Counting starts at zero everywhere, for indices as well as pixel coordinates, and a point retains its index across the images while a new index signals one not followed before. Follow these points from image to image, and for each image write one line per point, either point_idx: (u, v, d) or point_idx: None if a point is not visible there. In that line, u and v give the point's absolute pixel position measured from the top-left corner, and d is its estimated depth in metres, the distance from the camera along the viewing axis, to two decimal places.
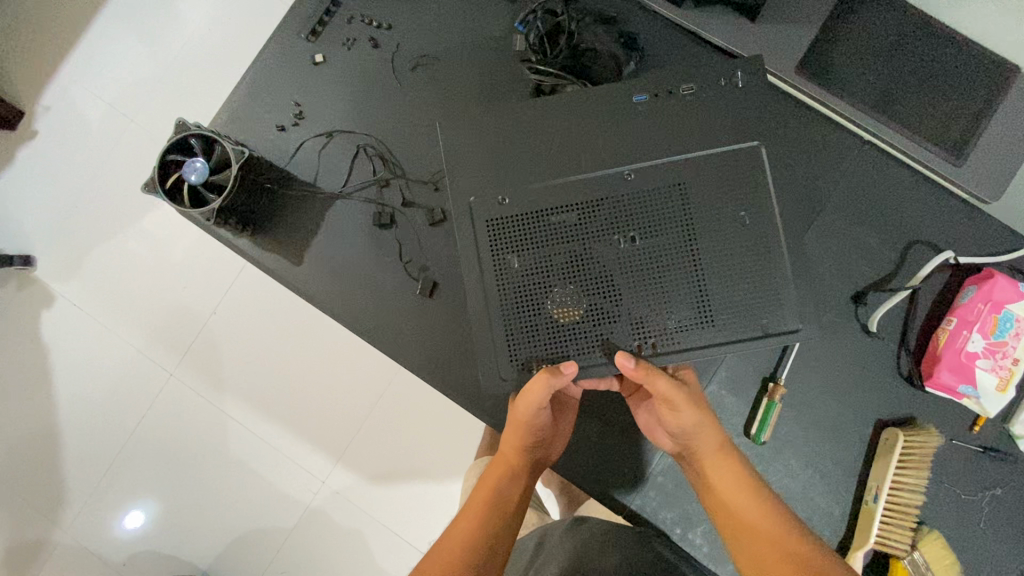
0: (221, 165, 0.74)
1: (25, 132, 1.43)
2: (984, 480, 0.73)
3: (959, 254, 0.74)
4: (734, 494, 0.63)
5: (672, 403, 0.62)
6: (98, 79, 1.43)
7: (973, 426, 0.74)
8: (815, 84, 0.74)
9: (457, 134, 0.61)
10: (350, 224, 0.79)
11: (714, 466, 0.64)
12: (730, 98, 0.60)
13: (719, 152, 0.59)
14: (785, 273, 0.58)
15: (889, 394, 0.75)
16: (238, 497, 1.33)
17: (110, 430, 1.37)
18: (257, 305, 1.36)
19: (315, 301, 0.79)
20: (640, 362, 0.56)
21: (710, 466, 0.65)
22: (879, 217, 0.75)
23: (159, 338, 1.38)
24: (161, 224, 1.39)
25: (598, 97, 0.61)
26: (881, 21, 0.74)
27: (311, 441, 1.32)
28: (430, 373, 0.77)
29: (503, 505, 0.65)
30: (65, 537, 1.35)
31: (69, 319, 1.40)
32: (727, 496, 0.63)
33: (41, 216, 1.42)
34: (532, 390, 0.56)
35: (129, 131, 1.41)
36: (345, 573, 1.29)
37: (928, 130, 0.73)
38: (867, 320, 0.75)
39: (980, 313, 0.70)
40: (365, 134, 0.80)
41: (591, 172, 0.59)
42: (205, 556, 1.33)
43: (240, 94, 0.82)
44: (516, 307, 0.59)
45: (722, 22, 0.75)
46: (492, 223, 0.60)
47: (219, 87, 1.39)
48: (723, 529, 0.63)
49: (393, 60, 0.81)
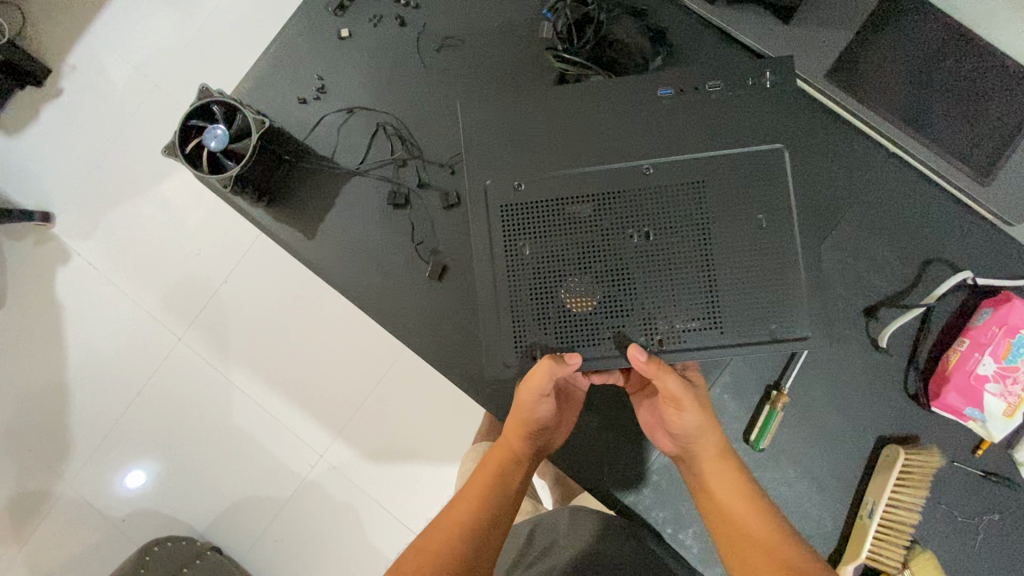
0: (241, 134, 0.74)
1: (50, 90, 1.45)
2: (982, 504, 0.73)
3: (977, 275, 0.73)
4: (733, 500, 0.63)
5: (678, 403, 0.62)
6: (125, 41, 1.44)
7: (976, 450, 0.73)
8: (844, 91, 0.73)
9: (478, 116, 0.61)
10: (365, 202, 0.79)
11: (715, 471, 0.64)
12: (756, 99, 0.59)
13: (741, 152, 0.58)
14: (799, 279, 0.57)
15: (893, 411, 0.74)
16: (237, 464, 1.35)
17: (117, 389, 1.40)
18: (268, 276, 1.37)
19: (325, 275, 0.80)
20: (651, 357, 0.56)
21: (711, 470, 0.65)
22: (897, 231, 0.74)
23: (169, 302, 1.39)
24: (178, 189, 1.41)
25: (622, 89, 0.60)
26: (918, 32, 0.72)
27: (312, 414, 1.34)
28: (434, 355, 0.78)
29: (503, 490, 0.65)
30: (68, 490, 1.38)
31: (83, 278, 1.42)
32: (726, 501, 0.63)
33: (63, 174, 1.44)
34: (535, 377, 0.56)
35: (152, 94, 1.42)
36: (336, 546, 1.31)
37: (958, 146, 0.71)
38: (877, 335, 0.74)
39: (993, 336, 0.69)
40: (385, 112, 0.80)
41: (611, 164, 0.59)
42: (201, 518, 1.36)
43: (264, 64, 0.82)
44: (525, 293, 0.58)
45: (755, 23, 0.74)
46: (506, 208, 0.59)
47: (245, 57, 1.39)
48: (720, 536, 0.62)
49: (419, 40, 0.80)
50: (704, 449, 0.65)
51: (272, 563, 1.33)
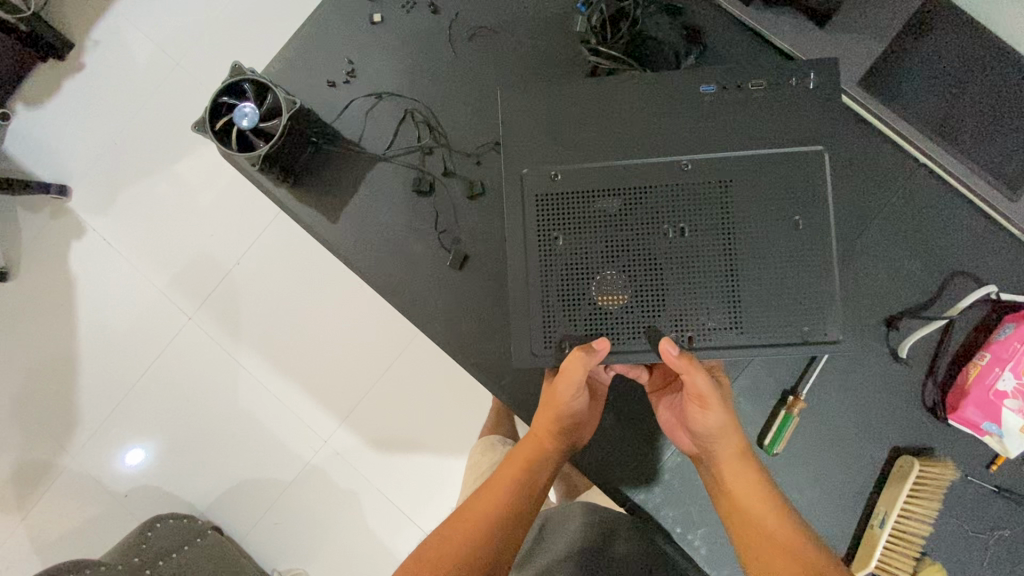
0: (271, 114, 0.73)
1: (73, 64, 1.45)
2: (994, 520, 0.73)
3: (1001, 290, 0.73)
4: (752, 502, 0.63)
5: (703, 401, 0.62)
6: (150, 19, 1.44)
7: (991, 466, 0.72)
8: (876, 99, 0.72)
9: (516, 105, 0.61)
10: (390, 188, 0.79)
11: (735, 472, 0.64)
12: (795, 100, 0.59)
13: (780, 153, 0.58)
14: (832, 283, 0.57)
15: (909, 422, 0.74)
16: (242, 445, 1.36)
17: (126, 365, 1.41)
18: (282, 259, 1.37)
19: (346, 260, 0.80)
20: (683, 352, 0.56)
21: (730, 471, 0.64)
22: (922, 242, 0.74)
23: (181, 281, 1.40)
24: (195, 169, 1.41)
25: (659, 85, 0.60)
26: (950, 45, 0.72)
27: (319, 400, 1.34)
28: (452, 343, 0.78)
29: (530, 487, 0.65)
30: (72, 463, 1.39)
31: (97, 252, 1.42)
32: (746, 502, 0.63)
33: (81, 149, 1.44)
34: (569, 369, 0.56)
35: (174, 73, 1.42)
36: (337, 531, 1.32)
37: (986, 161, 0.71)
38: (897, 345, 0.74)
39: (1016, 352, 0.68)
40: (414, 99, 0.80)
41: (647, 159, 0.59)
42: (203, 497, 1.36)
43: (295, 45, 0.82)
44: (556, 284, 0.58)
45: (791, 26, 0.74)
46: (541, 197, 0.59)
47: (269, 39, 1.39)
48: (737, 538, 0.63)
49: (451, 28, 0.80)
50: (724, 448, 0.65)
51: (270, 546, 1.33)
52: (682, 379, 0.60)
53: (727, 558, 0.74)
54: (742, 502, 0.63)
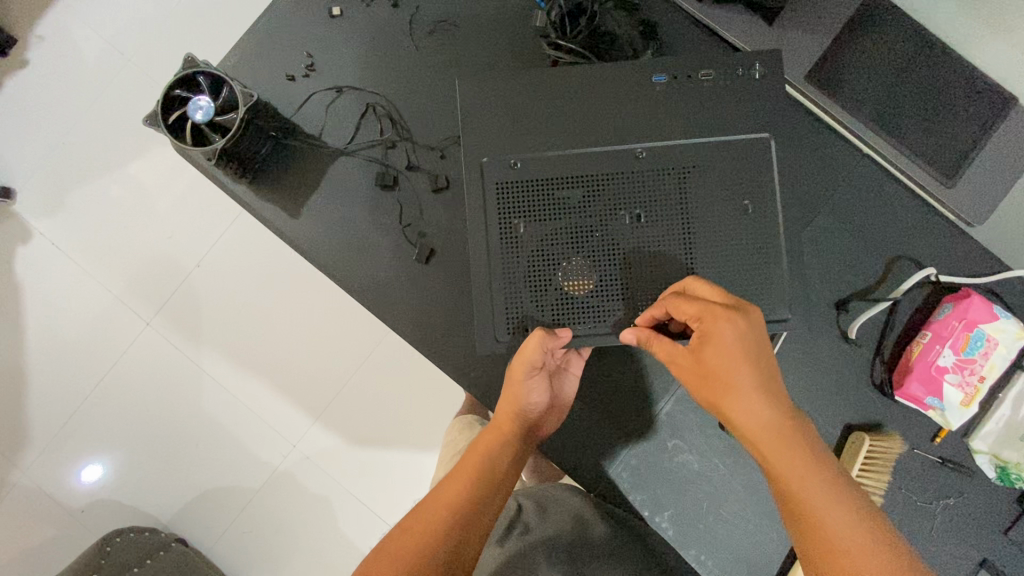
0: (227, 107, 0.72)
1: (15, 60, 1.38)
2: (939, 489, 0.77)
3: (942, 272, 0.77)
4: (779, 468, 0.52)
5: (715, 340, 0.52)
6: (99, 14, 1.38)
7: (935, 437, 0.77)
8: (823, 91, 0.75)
9: (478, 98, 0.63)
10: (352, 182, 0.79)
11: (776, 449, 0.52)
12: (745, 89, 0.62)
13: (730, 141, 0.61)
14: (780, 264, 0.60)
15: (859, 399, 0.78)
16: (208, 453, 1.32)
17: (79, 374, 1.34)
18: (245, 258, 1.34)
19: (309, 256, 0.79)
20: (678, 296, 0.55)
21: (770, 447, 0.52)
22: (869, 230, 0.78)
23: (137, 286, 1.35)
24: (150, 169, 1.36)
25: (617, 76, 0.62)
26: (891, 41, 0.76)
27: (287, 402, 1.31)
28: (418, 337, 0.78)
29: (493, 471, 0.64)
30: (23, 479, 1.32)
31: (45, 256, 1.36)
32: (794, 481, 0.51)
33: (26, 149, 1.38)
34: (527, 349, 0.58)
35: (126, 69, 1.37)
36: (309, 537, 1.29)
37: (925, 151, 0.74)
38: (847, 327, 0.77)
39: (954, 330, 0.72)
40: (375, 93, 0.80)
41: (606, 148, 0.61)
42: (167, 509, 1.32)
43: (252, 39, 0.80)
44: (517, 272, 0.60)
45: (742, 22, 0.76)
46: (501, 185, 0.61)
47: (228, 31, 1.35)
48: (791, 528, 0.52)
49: (412, 22, 0.80)
50: (743, 409, 0.52)
51: (238, 555, 1.30)
52: (691, 304, 0.54)
53: (692, 537, 0.76)
54: (779, 465, 0.52)
